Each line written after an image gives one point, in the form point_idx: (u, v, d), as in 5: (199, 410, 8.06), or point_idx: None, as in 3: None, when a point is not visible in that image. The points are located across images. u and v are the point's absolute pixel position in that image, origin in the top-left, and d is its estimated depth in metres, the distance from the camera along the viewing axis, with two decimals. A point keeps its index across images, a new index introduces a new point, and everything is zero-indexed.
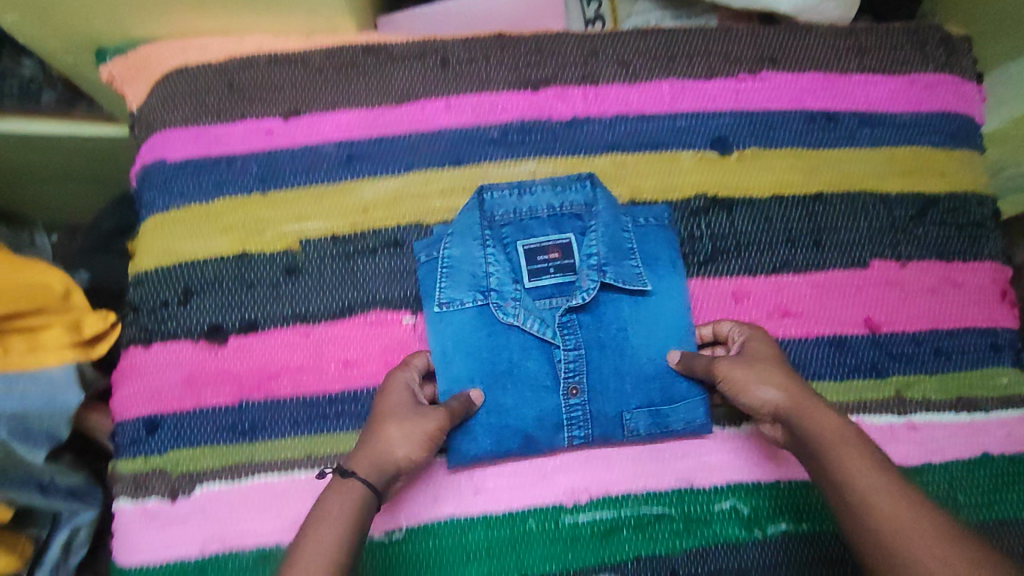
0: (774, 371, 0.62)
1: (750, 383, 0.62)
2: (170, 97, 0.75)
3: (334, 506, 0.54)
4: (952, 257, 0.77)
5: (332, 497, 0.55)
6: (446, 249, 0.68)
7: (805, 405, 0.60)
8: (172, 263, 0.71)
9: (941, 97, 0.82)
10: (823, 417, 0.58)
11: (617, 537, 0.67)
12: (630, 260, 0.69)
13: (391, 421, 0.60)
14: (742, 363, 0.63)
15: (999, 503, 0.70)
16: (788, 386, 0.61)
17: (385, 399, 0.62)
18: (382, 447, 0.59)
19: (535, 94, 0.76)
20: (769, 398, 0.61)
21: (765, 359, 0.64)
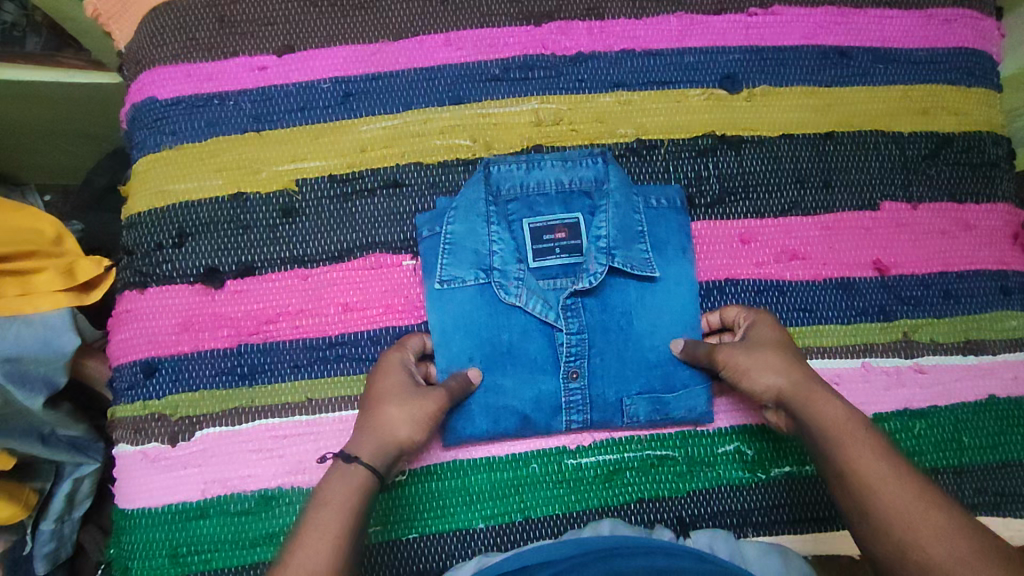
0: (776, 357, 0.62)
1: (751, 369, 0.62)
2: (158, 32, 0.72)
3: (337, 490, 0.54)
4: (964, 199, 0.75)
5: (335, 481, 0.54)
6: (449, 225, 0.67)
7: (805, 391, 0.59)
8: (165, 203, 0.69)
9: (959, 33, 0.78)
10: (824, 405, 0.58)
11: (620, 479, 0.67)
12: (639, 244, 0.68)
13: (391, 404, 0.59)
14: (743, 348, 0.63)
15: (1004, 445, 0.70)
16: (789, 372, 0.61)
17: (383, 379, 0.61)
18: (384, 431, 0.58)
19: (538, 29, 0.74)
20: (772, 384, 0.61)
21: (767, 344, 0.63)
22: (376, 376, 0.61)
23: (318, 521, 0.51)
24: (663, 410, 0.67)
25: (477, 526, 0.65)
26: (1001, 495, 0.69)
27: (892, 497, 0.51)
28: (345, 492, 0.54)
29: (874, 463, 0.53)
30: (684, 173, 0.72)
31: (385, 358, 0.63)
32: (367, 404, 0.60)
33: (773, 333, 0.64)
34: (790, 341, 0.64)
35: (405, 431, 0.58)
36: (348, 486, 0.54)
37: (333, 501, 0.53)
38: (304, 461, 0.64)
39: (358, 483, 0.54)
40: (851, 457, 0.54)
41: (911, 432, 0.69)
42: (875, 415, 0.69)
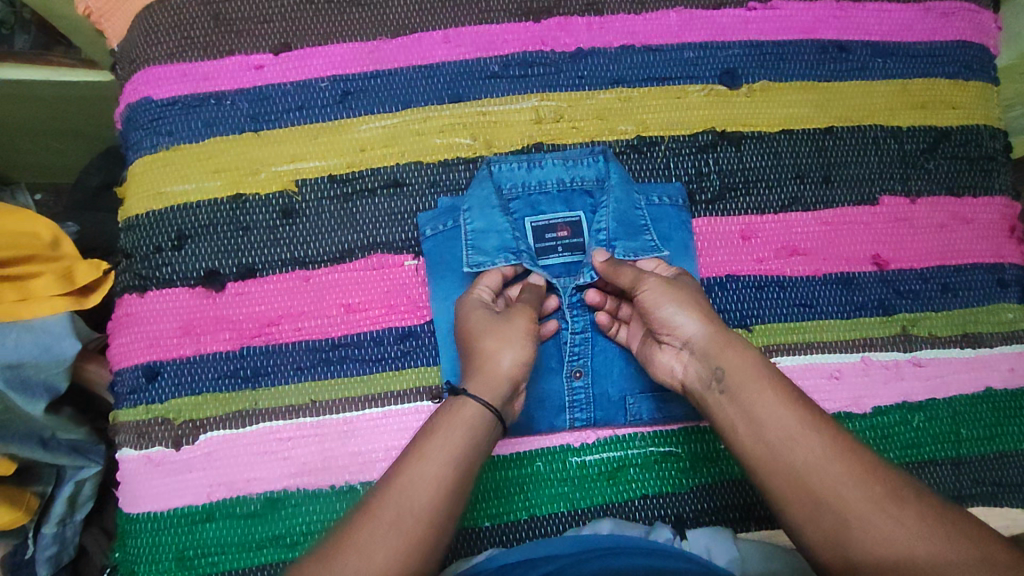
0: (695, 303, 0.60)
1: (670, 309, 0.60)
2: (152, 31, 0.71)
3: (447, 421, 0.54)
4: (962, 192, 0.76)
5: (444, 416, 0.54)
6: (467, 220, 0.67)
7: (728, 340, 0.58)
8: (164, 206, 0.68)
9: (956, 26, 0.79)
10: (743, 353, 0.56)
11: (624, 476, 0.67)
12: (645, 235, 0.69)
13: (488, 336, 0.59)
14: (667, 288, 0.61)
15: (1001, 436, 0.71)
16: (711, 322, 0.59)
17: (470, 316, 0.61)
18: (487, 363, 0.57)
19: (537, 25, 0.73)
20: (690, 328, 0.59)
21: (690, 291, 0.62)
22: (463, 316, 0.61)
23: (427, 450, 0.51)
24: (665, 408, 0.68)
25: (482, 524, 0.65)
26: (999, 485, 0.70)
27: (812, 452, 0.50)
28: (455, 424, 0.53)
29: (790, 415, 0.52)
30: (684, 170, 0.72)
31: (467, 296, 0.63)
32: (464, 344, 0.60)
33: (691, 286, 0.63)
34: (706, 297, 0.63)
35: (511, 355, 0.58)
36: (456, 419, 0.54)
37: (441, 431, 0.53)
38: (309, 463, 0.64)
39: (468, 415, 0.54)
40: (767, 407, 0.53)
41: (910, 425, 0.70)
42: (874, 409, 0.70)
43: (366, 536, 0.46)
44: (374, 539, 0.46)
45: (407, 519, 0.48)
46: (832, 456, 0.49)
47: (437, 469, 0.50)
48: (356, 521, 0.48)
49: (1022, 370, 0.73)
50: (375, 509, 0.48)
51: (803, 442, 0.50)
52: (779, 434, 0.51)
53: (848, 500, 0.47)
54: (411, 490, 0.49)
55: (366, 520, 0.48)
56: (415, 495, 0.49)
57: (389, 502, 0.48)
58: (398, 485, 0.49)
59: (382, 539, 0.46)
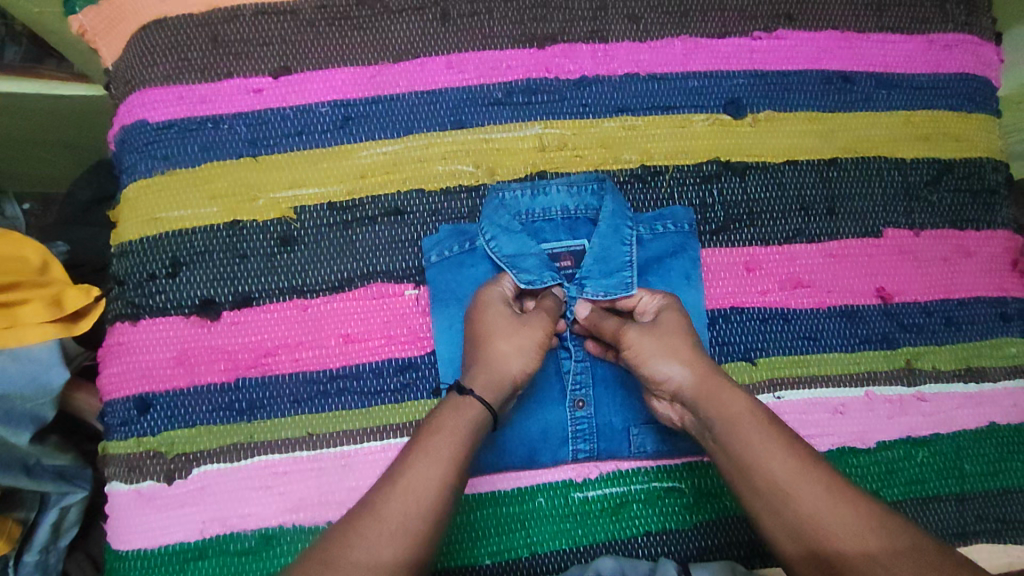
0: (681, 346, 0.59)
1: (654, 356, 0.59)
2: (148, 52, 0.69)
3: (453, 419, 0.54)
4: (965, 225, 0.76)
5: (448, 413, 0.55)
6: (490, 244, 0.67)
7: (713, 382, 0.57)
8: (159, 232, 0.67)
9: (959, 58, 0.79)
10: (729, 397, 0.56)
11: (627, 512, 0.66)
12: (626, 270, 0.66)
13: (501, 338, 0.60)
14: (649, 333, 0.60)
15: (1004, 472, 0.70)
16: (696, 364, 0.58)
17: (486, 312, 0.62)
18: (495, 365, 0.59)
19: (541, 51, 0.72)
20: (674, 375, 0.58)
21: (676, 329, 0.61)
22: (484, 311, 0.62)
23: (431, 448, 0.51)
24: (669, 441, 0.66)
25: (483, 562, 0.64)
26: (1002, 522, 0.69)
27: (803, 490, 0.49)
28: (458, 424, 0.54)
29: (778, 457, 0.51)
30: (689, 200, 0.72)
31: (484, 291, 0.64)
32: (475, 338, 0.62)
33: (680, 321, 0.62)
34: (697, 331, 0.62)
35: (518, 358, 0.59)
36: (462, 417, 0.54)
37: (447, 429, 0.53)
38: (305, 499, 0.63)
39: (472, 417, 0.55)
40: (757, 452, 0.52)
41: (915, 460, 0.69)
42: (879, 444, 0.69)
43: (374, 533, 0.46)
44: (380, 538, 0.46)
45: (414, 520, 0.48)
46: (826, 494, 0.49)
47: (440, 469, 0.50)
48: (361, 518, 0.47)
49: None
50: (380, 510, 0.48)
51: (791, 481, 0.50)
52: (767, 475, 0.51)
53: (841, 541, 0.47)
54: (416, 489, 0.49)
55: (372, 521, 0.47)
56: (420, 491, 0.49)
57: (394, 502, 0.48)
58: (403, 485, 0.49)
59: (390, 537, 0.46)
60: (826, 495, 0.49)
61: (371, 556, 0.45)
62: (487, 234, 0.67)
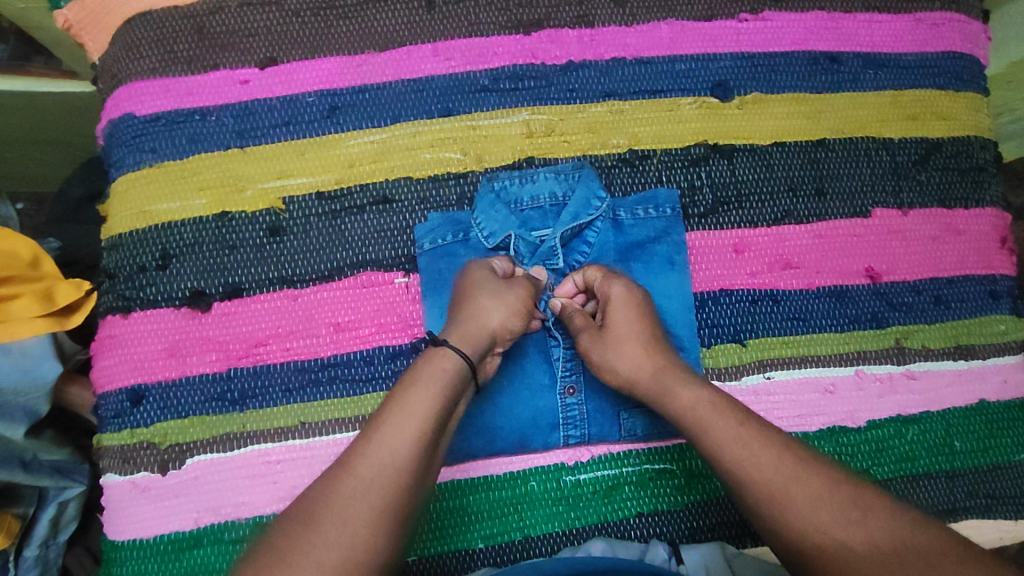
0: (628, 354, 0.61)
1: (606, 366, 0.62)
2: (134, 45, 0.69)
3: (426, 371, 0.54)
4: (954, 204, 0.76)
5: (425, 367, 0.55)
6: (480, 233, 0.67)
7: (664, 381, 0.59)
8: (147, 224, 0.67)
9: (947, 37, 0.79)
10: (682, 393, 0.58)
11: (619, 494, 0.66)
12: None
13: (482, 294, 0.61)
14: (598, 344, 0.62)
15: (994, 448, 0.71)
16: (645, 364, 0.60)
17: (469, 274, 0.63)
18: (475, 319, 0.59)
19: (527, 37, 0.72)
20: (626, 380, 0.61)
21: (624, 333, 0.62)
22: (468, 274, 0.63)
23: (410, 404, 0.51)
24: (659, 424, 0.67)
25: (477, 546, 0.64)
26: (992, 498, 0.70)
27: (764, 465, 0.50)
28: (436, 378, 0.54)
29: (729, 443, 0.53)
30: (677, 183, 0.72)
31: (474, 262, 0.65)
32: (458, 299, 0.62)
33: (631, 314, 0.63)
34: (647, 317, 0.63)
35: (494, 311, 0.60)
36: (437, 369, 0.54)
37: (423, 383, 0.53)
38: (298, 487, 0.63)
39: (450, 370, 0.55)
40: (715, 446, 0.53)
41: (904, 438, 0.70)
42: (869, 423, 0.70)
43: (348, 492, 0.47)
44: (354, 493, 0.47)
45: (389, 478, 0.48)
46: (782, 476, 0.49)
47: (417, 425, 0.50)
48: (340, 477, 0.48)
49: (1014, 382, 0.73)
50: (357, 467, 0.48)
51: (740, 454, 0.52)
52: (726, 471, 0.52)
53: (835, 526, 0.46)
54: (393, 447, 0.49)
55: (349, 479, 0.47)
56: (392, 445, 0.49)
57: (368, 457, 0.48)
58: (380, 441, 0.49)
59: (366, 496, 0.46)
60: (782, 468, 0.50)
61: (346, 515, 0.46)
62: (480, 227, 0.67)
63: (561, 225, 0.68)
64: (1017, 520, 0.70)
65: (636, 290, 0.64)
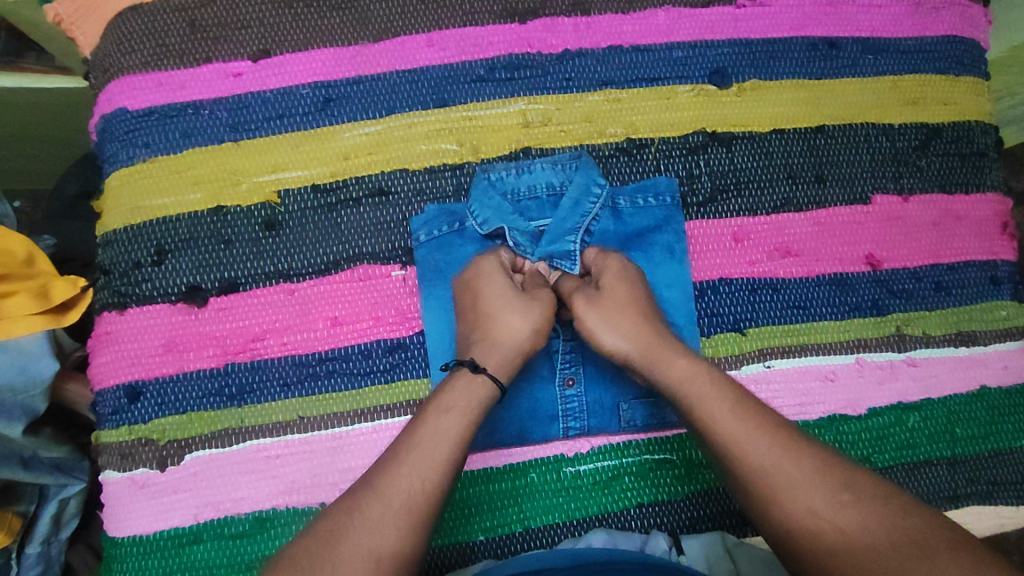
0: (625, 320, 0.60)
1: (601, 331, 0.60)
2: (126, 39, 0.68)
3: (462, 395, 0.54)
4: (954, 189, 0.75)
5: (448, 388, 0.55)
6: (478, 224, 0.67)
7: (660, 350, 0.58)
8: (142, 220, 0.66)
9: (947, 21, 0.78)
10: (676, 362, 0.57)
11: (619, 485, 0.66)
12: (569, 236, 0.66)
13: (511, 312, 0.60)
14: (594, 308, 0.61)
15: (996, 434, 0.71)
16: (639, 335, 0.59)
17: (491, 285, 0.62)
18: (500, 337, 0.59)
19: (522, 26, 0.71)
20: (621, 348, 0.60)
21: (620, 299, 0.61)
22: (490, 284, 0.62)
23: (438, 427, 0.51)
24: (660, 414, 0.67)
25: (477, 538, 0.64)
26: (993, 484, 0.70)
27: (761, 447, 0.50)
28: (461, 398, 0.54)
29: (726, 415, 0.52)
30: (675, 171, 0.71)
31: (483, 262, 0.64)
32: (475, 310, 0.61)
33: (624, 287, 0.63)
34: (640, 291, 0.63)
35: (524, 331, 0.59)
36: (472, 394, 0.54)
37: (457, 408, 0.53)
38: (298, 481, 0.63)
39: (478, 394, 0.55)
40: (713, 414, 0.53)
41: (905, 425, 0.69)
42: (870, 411, 0.69)
43: (376, 515, 0.47)
44: (383, 517, 0.46)
45: (413, 497, 0.48)
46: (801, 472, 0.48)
47: (442, 445, 0.51)
48: (364, 496, 0.48)
49: (1016, 367, 0.73)
50: (382, 487, 0.48)
51: (750, 443, 0.50)
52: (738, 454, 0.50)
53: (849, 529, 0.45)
54: (419, 467, 0.49)
55: (374, 497, 0.47)
56: (425, 471, 0.49)
57: (399, 482, 0.48)
58: (405, 462, 0.49)
59: (392, 514, 0.47)
60: (779, 446, 0.49)
61: (371, 531, 0.46)
62: (478, 217, 0.67)
63: (557, 215, 0.67)
64: (1019, 506, 0.70)
65: (627, 266, 0.65)
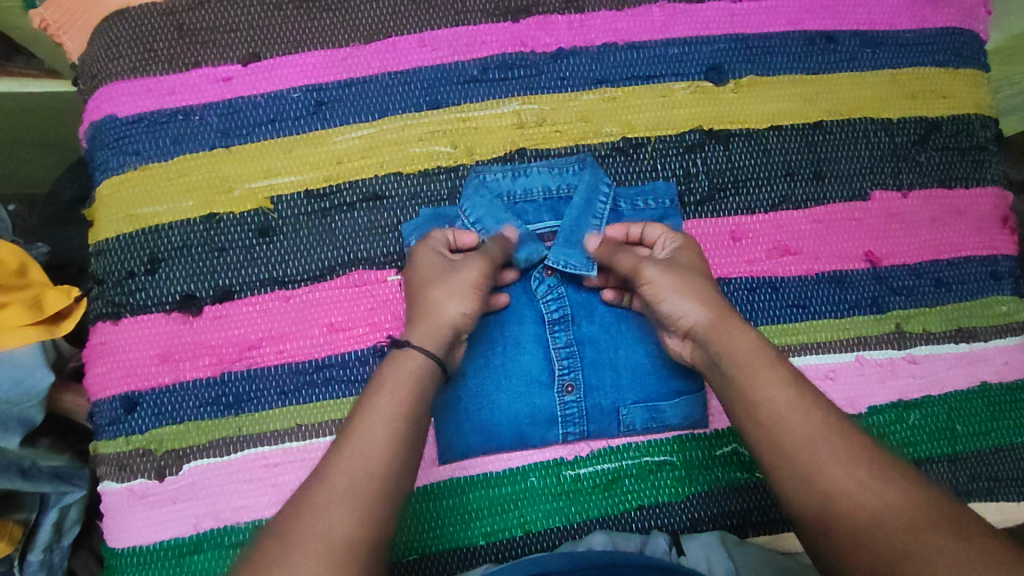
0: (695, 287, 0.59)
1: (671, 294, 0.59)
2: (113, 44, 0.68)
3: (391, 376, 0.54)
4: (954, 184, 0.75)
5: (385, 375, 0.54)
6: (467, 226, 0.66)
7: (728, 323, 0.57)
8: (134, 228, 0.66)
9: (945, 13, 0.77)
10: (740, 338, 0.56)
11: (620, 487, 0.66)
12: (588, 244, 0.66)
13: (435, 286, 0.59)
14: (666, 273, 0.60)
15: (996, 430, 0.70)
16: (712, 303, 0.58)
17: (428, 267, 0.61)
18: (433, 314, 0.58)
19: (515, 25, 0.70)
20: (688, 314, 0.58)
21: (686, 273, 0.60)
22: (423, 266, 0.61)
23: (374, 408, 0.51)
24: (659, 417, 0.66)
25: (477, 543, 0.64)
26: (995, 480, 0.69)
27: (791, 426, 0.50)
28: (396, 377, 0.53)
29: (781, 388, 0.52)
30: (672, 172, 0.70)
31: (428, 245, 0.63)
32: (441, 277, 0.60)
33: (698, 265, 0.61)
34: (710, 273, 0.62)
35: (455, 305, 0.58)
36: (402, 370, 0.54)
37: (387, 386, 0.53)
38: (296, 489, 0.63)
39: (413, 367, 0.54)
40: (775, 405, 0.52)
41: (906, 423, 0.69)
42: (870, 409, 0.69)
43: (321, 501, 0.47)
44: (331, 503, 0.46)
45: (359, 486, 0.47)
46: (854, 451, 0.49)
47: (382, 426, 0.50)
48: (312, 488, 0.48)
49: (1016, 364, 0.73)
50: (330, 476, 0.48)
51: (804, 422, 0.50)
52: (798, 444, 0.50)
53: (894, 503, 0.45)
54: (360, 451, 0.49)
55: (322, 488, 0.47)
56: (367, 451, 0.49)
57: (341, 466, 0.48)
58: (350, 448, 0.49)
59: (337, 502, 0.46)
60: (824, 429, 0.50)
61: (325, 521, 0.46)
62: (469, 216, 0.66)
63: (571, 215, 0.66)
64: (1020, 502, 0.70)
65: (699, 250, 0.64)
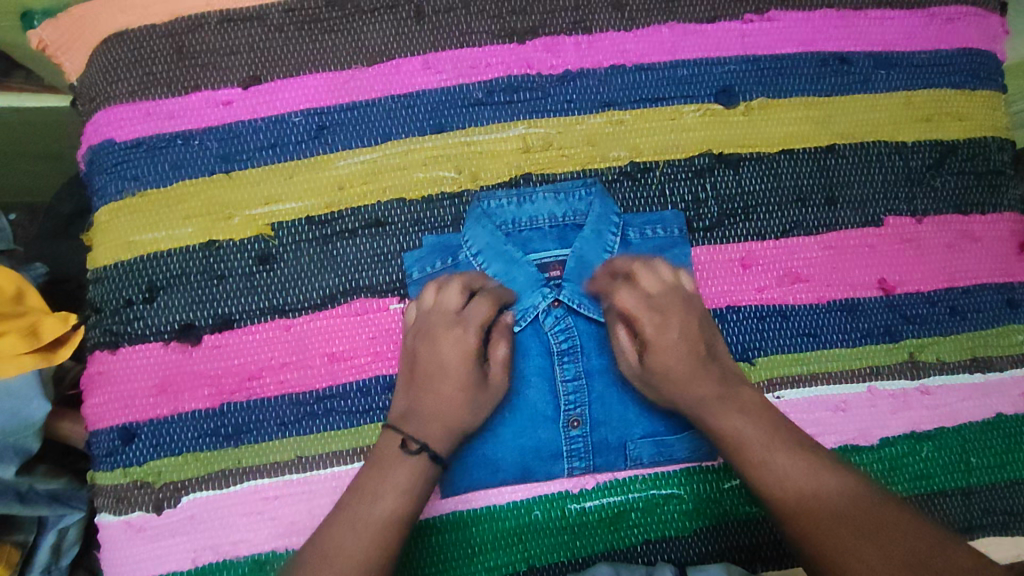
0: (681, 368, 0.60)
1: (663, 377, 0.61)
2: (111, 67, 0.66)
3: (401, 474, 0.57)
4: (970, 209, 0.73)
5: (394, 464, 0.57)
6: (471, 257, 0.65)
7: (713, 407, 0.59)
8: (133, 256, 0.65)
9: (962, 32, 0.75)
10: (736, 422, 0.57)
11: (626, 521, 0.65)
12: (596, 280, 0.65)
13: (448, 383, 0.61)
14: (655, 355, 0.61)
15: (1012, 463, 0.69)
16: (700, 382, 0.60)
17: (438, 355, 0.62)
18: (443, 414, 0.60)
19: (521, 46, 0.69)
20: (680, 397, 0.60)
21: (674, 351, 0.61)
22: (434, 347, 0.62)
23: (386, 490, 0.55)
24: (667, 450, 0.65)
25: None
26: (1010, 515, 0.68)
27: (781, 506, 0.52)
28: (404, 475, 0.56)
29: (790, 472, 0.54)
30: (680, 197, 0.69)
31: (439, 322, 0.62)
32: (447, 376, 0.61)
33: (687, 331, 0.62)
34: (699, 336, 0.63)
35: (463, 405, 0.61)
36: (413, 472, 0.57)
37: (394, 481, 0.56)
38: (296, 523, 0.62)
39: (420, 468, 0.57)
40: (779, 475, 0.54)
41: (919, 456, 0.68)
42: (882, 440, 0.68)
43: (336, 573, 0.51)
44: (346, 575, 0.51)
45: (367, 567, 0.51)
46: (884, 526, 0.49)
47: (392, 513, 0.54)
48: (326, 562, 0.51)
49: None
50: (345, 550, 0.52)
51: (819, 496, 0.52)
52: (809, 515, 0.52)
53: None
54: (366, 535, 0.53)
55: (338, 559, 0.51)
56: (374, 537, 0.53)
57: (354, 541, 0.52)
58: (361, 530, 0.53)
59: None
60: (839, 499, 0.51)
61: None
62: (473, 247, 0.65)
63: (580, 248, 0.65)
64: None
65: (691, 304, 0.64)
